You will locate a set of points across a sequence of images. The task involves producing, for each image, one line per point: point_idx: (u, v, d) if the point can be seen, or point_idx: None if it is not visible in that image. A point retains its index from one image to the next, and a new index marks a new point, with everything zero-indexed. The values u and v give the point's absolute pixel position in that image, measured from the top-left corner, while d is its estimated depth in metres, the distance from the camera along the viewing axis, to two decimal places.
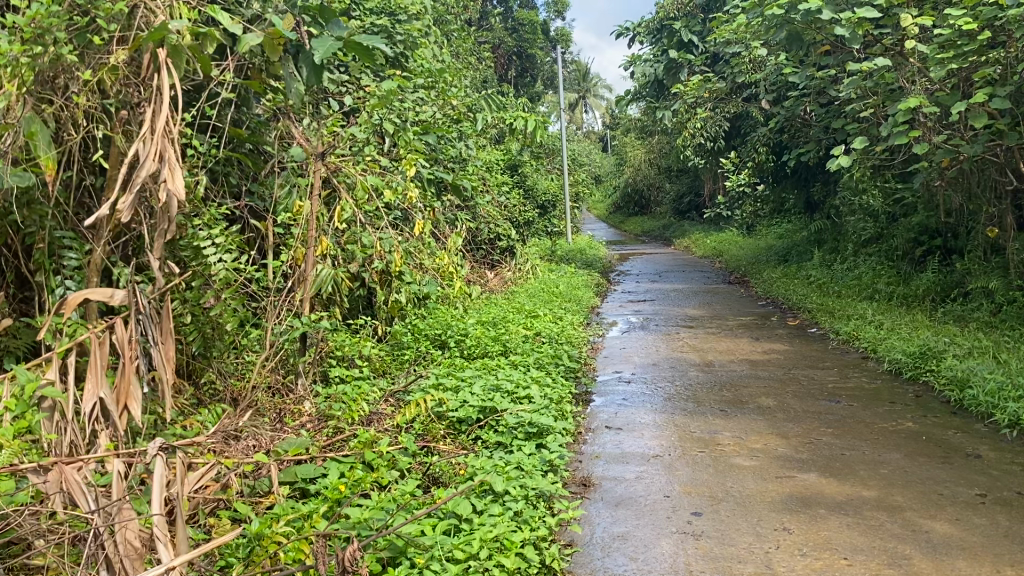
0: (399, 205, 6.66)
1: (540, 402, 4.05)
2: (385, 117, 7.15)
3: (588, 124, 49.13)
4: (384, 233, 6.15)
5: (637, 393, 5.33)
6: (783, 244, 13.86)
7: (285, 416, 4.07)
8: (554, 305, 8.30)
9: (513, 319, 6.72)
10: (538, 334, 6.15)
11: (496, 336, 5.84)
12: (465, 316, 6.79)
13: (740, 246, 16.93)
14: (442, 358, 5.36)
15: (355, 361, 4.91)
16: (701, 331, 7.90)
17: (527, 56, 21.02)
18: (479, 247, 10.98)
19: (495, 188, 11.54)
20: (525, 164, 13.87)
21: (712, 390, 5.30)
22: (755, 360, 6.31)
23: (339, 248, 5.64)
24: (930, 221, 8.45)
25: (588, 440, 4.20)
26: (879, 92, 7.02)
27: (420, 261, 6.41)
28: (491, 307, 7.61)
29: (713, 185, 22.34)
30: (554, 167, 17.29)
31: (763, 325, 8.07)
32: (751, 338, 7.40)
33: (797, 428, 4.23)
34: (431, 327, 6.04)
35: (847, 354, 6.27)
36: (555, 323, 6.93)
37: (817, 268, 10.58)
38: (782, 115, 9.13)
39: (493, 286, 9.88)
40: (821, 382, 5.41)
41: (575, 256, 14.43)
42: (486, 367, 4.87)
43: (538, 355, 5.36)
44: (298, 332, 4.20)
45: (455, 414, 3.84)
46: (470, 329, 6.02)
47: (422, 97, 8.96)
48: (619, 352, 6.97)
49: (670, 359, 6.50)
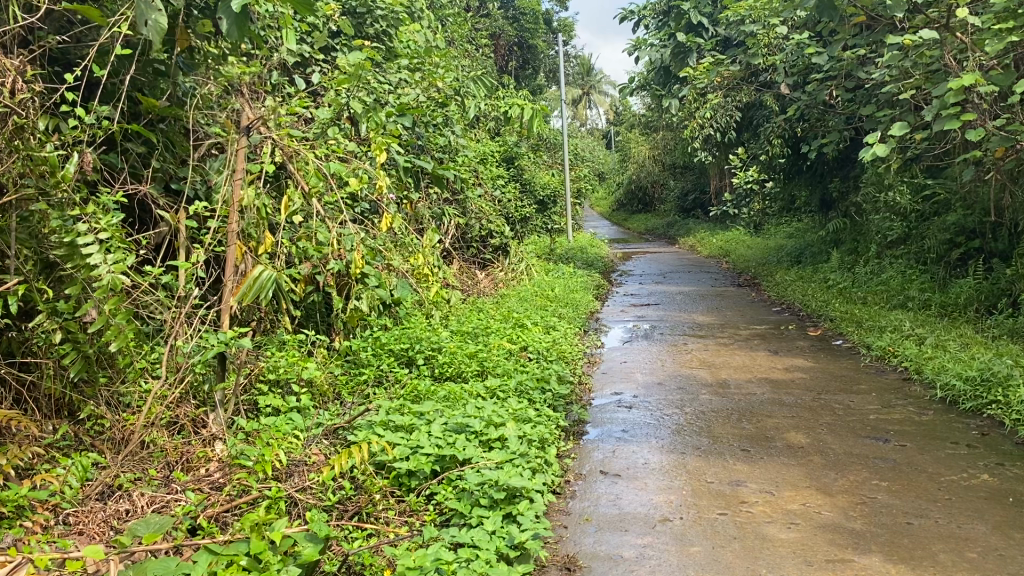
0: (365, 195, 5.76)
1: (515, 446, 3.16)
2: (354, 97, 6.24)
3: (591, 119, 48.10)
4: (345, 228, 5.27)
5: (639, 423, 4.44)
6: (797, 245, 12.93)
7: (188, 462, 3.19)
8: (546, 310, 7.41)
9: (497, 328, 5.83)
10: (523, 348, 5.27)
11: (473, 350, 4.94)
12: (441, 325, 5.91)
13: (750, 246, 15.99)
14: (407, 379, 4.48)
15: (296, 385, 4.04)
16: (712, 342, 7.00)
17: (528, 46, 20.05)
18: (468, 245, 10.07)
19: (487, 181, 10.63)
20: (523, 156, 12.96)
21: (729, 421, 4.41)
22: (777, 380, 5.43)
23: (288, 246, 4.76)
24: (967, 220, 7.56)
25: (576, 494, 3.31)
26: (918, 72, 6.13)
27: (388, 262, 5.52)
28: (474, 314, 6.70)
29: (721, 183, 21.38)
30: (554, 162, 16.36)
31: (781, 335, 7.18)
32: (769, 351, 6.51)
33: (842, 481, 3.35)
34: (398, 337, 5.15)
35: (885, 374, 5.39)
36: (545, 333, 6.04)
37: (837, 272, 9.71)
38: (803, 101, 8.22)
39: (480, 288, 8.98)
40: (859, 410, 4.54)
41: (574, 255, 13.52)
42: (454, 396, 3.99)
43: (520, 376, 4.47)
44: (210, 355, 3.33)
45: (403, 465, 2.97)
46: (444, 341, 5.13)
47: (403, 78, 8.04)
48: (619, 367, 6.07)
49: (677, 377, 5.62)
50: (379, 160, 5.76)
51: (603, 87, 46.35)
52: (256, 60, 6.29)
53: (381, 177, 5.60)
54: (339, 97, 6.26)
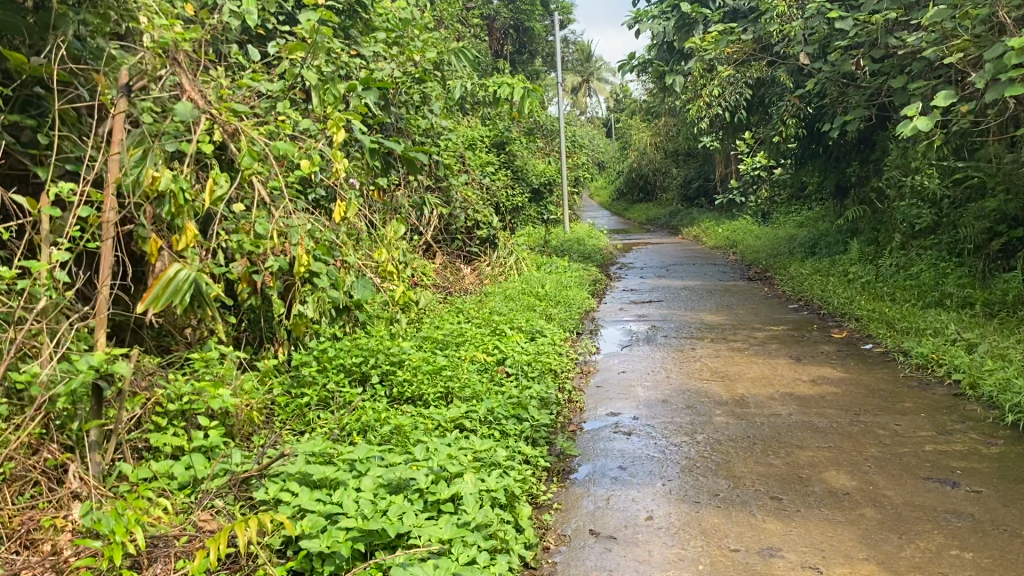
0: (319, 179, 4.93)
1: (472, 515, 2.33)
2: (309, 66, 5.39)
3: (591, 108, 47.17)
4: (289, 219, 4.42)
5: (639, 457, 3.61)
6: (807, 235, 12.08)
7: (29, 537, 2.39)
8: (534, 311, 6.56)
9: (474, 335, 4.99)
10: (501, 361, 4.44)
11: (437, 363, 4.10)
12: (409, 332, 5.08)
13: (756, 236, 15.15)
14: (352, 408, 3.65)
15: (207, 416, 3.21)
16: (723, 346, 6.16)
17: (524, 29, 19.12)
18: (454, 237, 9.22)
19: (474, 168, 9.77)
20: (516, 142, 12.07)
21: (751, 453, 3.57)
22: (803, 396, 4.59)
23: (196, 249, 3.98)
24: (1010, 207, 6.72)
25: (557, 572, 2.48)
26: (966, 32, 5.28)
27: (343, 257, 4.69)
28: (450, 316, 5.87)
29: (726, 170, 20.50)
30: (551, 149, 15.47)
31: (800, 338, 6.34)
32: (789, 358, 5.67)
33: (911, 551, 2.52)
34: (351, 347, 4.31)
35: (933, 389, 4.56)
36: (531, 341, 5.21)
37: (857, 265, 8.86)
38: (824, 75, 7.38)
39: (464, 285, 8.13)
40: (911, 438, 3.71)
41: (571, 246, 12.64)
42: (401, 434, 3.15)
43: (492, 399, 3.64)
44: (71, 385, 2.51)
45: (312, 550, 2.14)
46: (406, 353, 4.30)
47: (377, 52, 7.19)
48: (617, 379, 5.22)
49: (685, 392, 4.77)
50: (335, 138, 4.94)
51: (603, 75, 45.49)
52: (198, 25, 5.44)
53: (337, 159, 4.77)
54: (292, 67, 5.41)
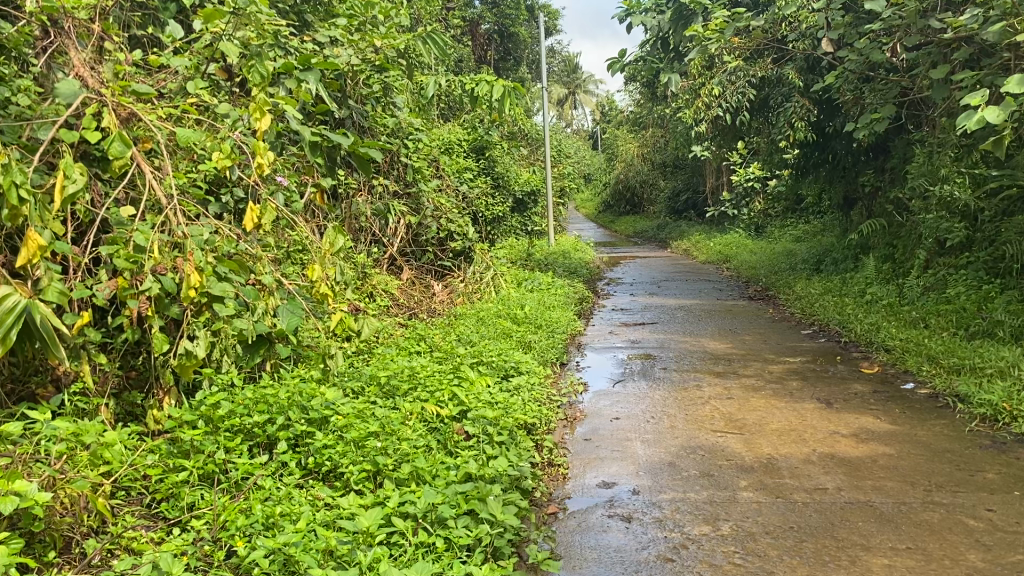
0: (235, 177, 3.91)
1: None
2: (231, 40, 4.36)
3: (576, 119, 46.39)
4: (183, 228, 3.40)
5: (645, 563, 2.57)
6: (810, 251, 11.11)
7: None
8: (509, 338, 5.53)
9: (428, 373, 3.95)
10: (460, 412, 3.41)
11: (370, 421, 3.08)
12: (347, 373, 4.04)
13: (752, 251, 14.21)
14: (239, 503, 2.60)
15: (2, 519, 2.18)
16: (734, 384, 5.15)
17: (509, 33, 18.10)
18: (423, 249, 8.16)
19: (446, 173, 8.77)
20: (496, 146, 11.00)
21: (801, 560, 2.54)
22: (848, 460, 3.58)
23: (48, 266, 2.97)
24: None
25: None
26: None
27: (258, 277, 3.65)
28: (406, 348, 4.83)
29: (716, 182, 19.50)
30: (536, 158, 14.41)
31: (826, 375, 5.34)
32: (819, 401, 4.67)
33: None
34: (261, 392, 3.28)
35: (1016, 453, 3.57)
36: (501, 382, 4.16)
37: (875, 286, 7.90)
38: (848, 67, 6.41)
39: (431, 305, 7.09)
40: (1018, 535, 2.70)
41: (555, 259, 11.61)
42: (289, 556, 2.12)
43: (436, 481, 2.61)
44: None
45: None
46: (334, 404, 3.27)
47: (333, 35, 6.18)
48: (609, 429, 4.19)
49: (697, 452, 3.74)
50: (257, 126, 3.93)
51: (589, 86, 44.79)
52: None
53: (258, 153, 3.76)
54: (212, 38, 4.37)
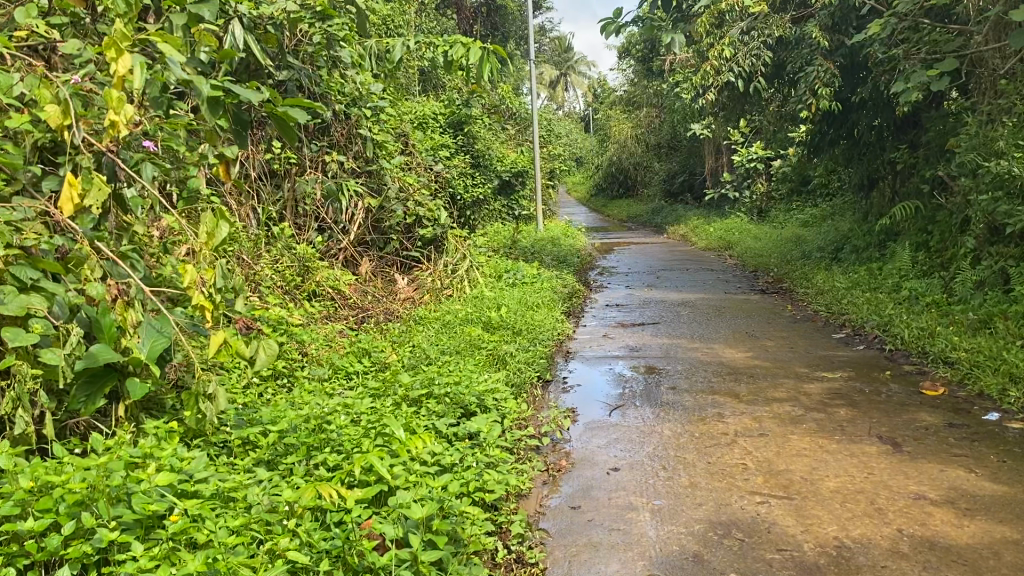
0: (76, 140, 2.65)
1: None
2: None
3: (567, 100, 45.20)
4: None
5: None
6: (825, 236, 10.00)
7: None
8: (479, 353, 4.37)
9: (347, 421, 2.79)
10: (381, 495, 2.26)
11: (227, 527, 1.93)
12: (234, 418, 2.89)
13: (757, 236, 13.10)
14: None
15: None
16: (766, 412, 4.01)
17: (496, 6, 16.85)
18: (386, 237, 6.97)
19: (415, 149, 7.59)
20: (478, 122, 9.81)
21: None
22: (954, 550, 2.45)
23: None
24: None
25: None
26: None
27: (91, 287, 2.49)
28: (337, 377, 3.67)
29: (716, 162, 18.34)
30: (524, 138, 13.21)
31: (879, 398, 4.20)
32: (881, 440, 3.53)
33: None
34: (66, 462, 2.13)
35: None
36: (455, 429, 3.00)
37: (914, 279, 6.76)
38: (898, 13, 5.24)
39: (390, 304, 5.94)
40: None
41: (543, 247, 10.45)
42: None
43: None
44: None
45: None
46: (180, 489, 2.10)
47: None
48: (603, 489, 3.04)
49: (731, 533, 2.60)
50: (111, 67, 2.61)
51: (580, 67, 43.63)
52: None
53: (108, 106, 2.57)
54: None
